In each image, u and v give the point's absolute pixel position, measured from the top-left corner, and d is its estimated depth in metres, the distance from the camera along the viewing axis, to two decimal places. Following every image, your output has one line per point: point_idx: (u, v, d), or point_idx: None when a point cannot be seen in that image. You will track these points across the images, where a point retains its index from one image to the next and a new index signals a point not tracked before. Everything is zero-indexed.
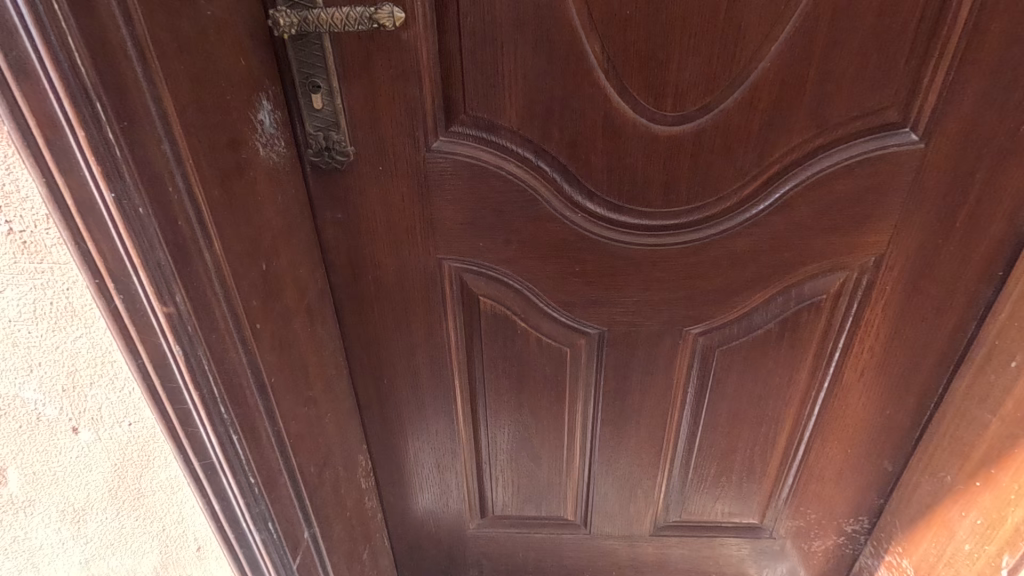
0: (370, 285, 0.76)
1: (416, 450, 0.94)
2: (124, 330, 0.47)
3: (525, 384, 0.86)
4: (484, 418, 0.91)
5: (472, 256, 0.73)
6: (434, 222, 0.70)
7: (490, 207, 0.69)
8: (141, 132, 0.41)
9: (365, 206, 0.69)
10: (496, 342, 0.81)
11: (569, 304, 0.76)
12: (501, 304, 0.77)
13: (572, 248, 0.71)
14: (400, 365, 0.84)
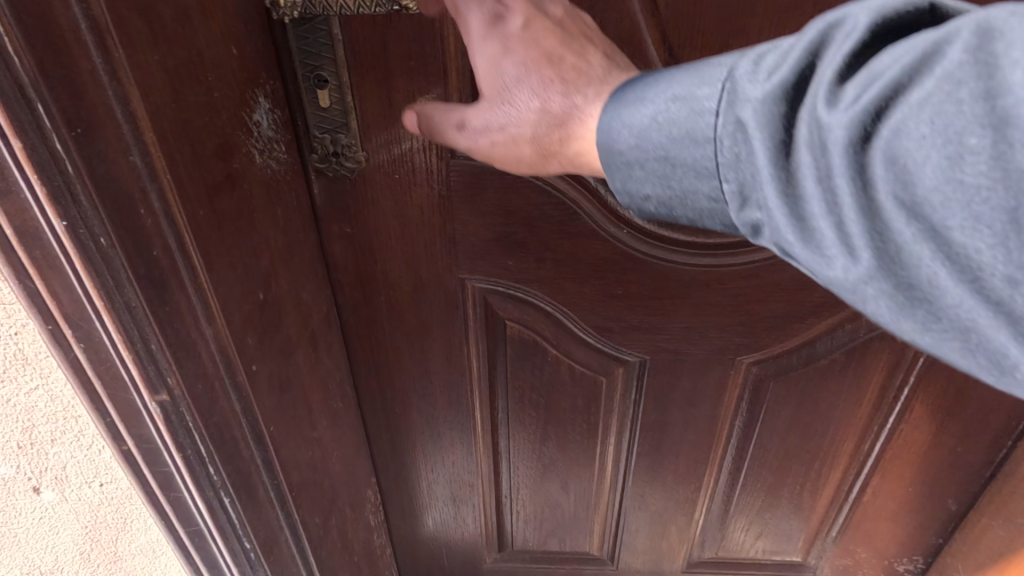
0: (382, 308, 0.67)
1: (429, 483, 0.86)
2: (88, 384, 0.38)
3: (554, 414, 0.77)
4: (506, 450, 0.82)
5: (499, 276, 0.64)
6: (457, 238, 0.61)
7: (522, 221, 0.60)
8: (102, 142, 0.32)
9: (378, 218, 0.60)
10: (523, 370, 0.73)
11: (609, 329, 0.68)
12: (530, 330, 0.69)
13: (615, 268, 0.63)
14: (415, 393, 0.75)
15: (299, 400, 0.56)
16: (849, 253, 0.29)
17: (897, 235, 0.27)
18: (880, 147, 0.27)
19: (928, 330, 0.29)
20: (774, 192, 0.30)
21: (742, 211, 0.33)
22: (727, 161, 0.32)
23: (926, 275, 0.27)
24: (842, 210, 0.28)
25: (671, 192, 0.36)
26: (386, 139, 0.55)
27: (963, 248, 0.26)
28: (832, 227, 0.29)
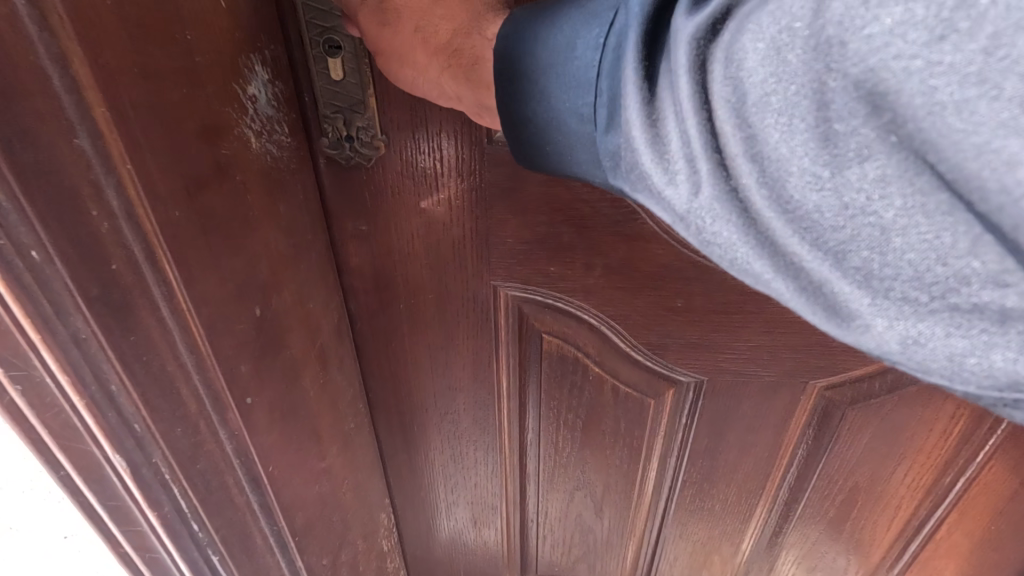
0: (401, 316, 0.59)
1: (448, 503, 0.78)
2: (30, 433, 0.30)
3: (592, 437, 0.69)
4: (535, 473, 0.74)
5: (539, 284, 0.55)
6: (490, 239, 0.53)
7: (569, 220, 0.51)
8: (30, 120, 0.23)
9: (401, 215, 0.52)
10: (560, 390, 0.64)
11: (661, 347, 0.59)
12: (570, 345, 0.60)
13: (675, 279, 0.54)
14: (435, 412, 0.67)
15: (307, 429, 0.48)
16: (686, 175, 0.29)
17: (729, 153, 0.27)
18: (719, 59, 0.27)
19: (747, 250, 0.29)
20: (633, 116, 0.31)
21: (603, 139, 0.33)
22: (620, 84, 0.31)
23: (752, 197, 0.27)
24: (682, 126, 0.29)
25: (563, 117, 0.35)
26: (410, 121, 0.46)
27: (783, 167, 0.26)
28: (676, 143, 0.29)
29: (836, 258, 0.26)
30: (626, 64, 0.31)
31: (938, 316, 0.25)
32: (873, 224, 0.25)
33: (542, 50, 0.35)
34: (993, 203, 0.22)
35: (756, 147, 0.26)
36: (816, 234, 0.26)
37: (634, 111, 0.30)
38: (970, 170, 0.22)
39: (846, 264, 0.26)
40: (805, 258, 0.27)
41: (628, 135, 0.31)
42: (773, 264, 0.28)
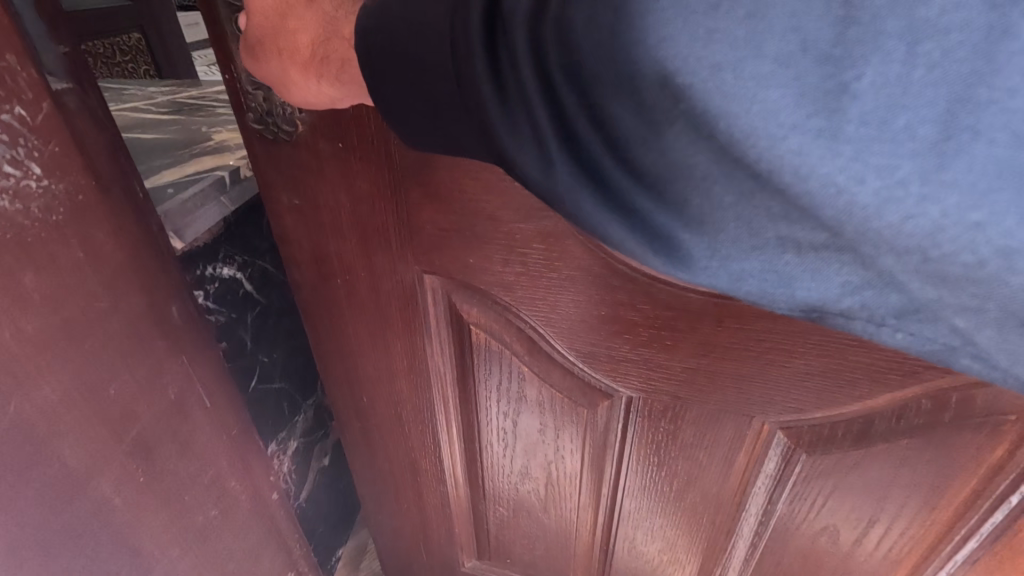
0: (339, 290, 0.76)
1: (412, 458, 0.94)
2: None
3: (527, 428, 0.81)
4: (481, 452, 0.88)
5: (448, 271, 0.68)
6: (412, 226, 0.65)
7: (485, 219, 0.61)
8: None
9: (326, 192, 0.66)
10: (486, 380, 0.78)
11: (591, 355, 0.69)
12: (494, 339, 0.73)
13: (607, 288, 0.61)
14: (382, 387, 0.86)
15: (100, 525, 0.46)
16: (535, 147, 0.31)
17: (566, 119, 0.30)
18: (547, 28, 0.28)
19: (596, 211, 0.31)
20: (483, 91, 0.32)
21: (466, 110, 0.35)
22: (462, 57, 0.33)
23: (596, 162, 0.30)
24: (521, 95, 0.30)
25: (430, 104, 0.37)
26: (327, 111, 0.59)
27: (613, 128, 0.28)
28: (518, 112, 0.31)
29: (673, 211, 0.29)
30: (472, 38, 0.32)
31: (759, 253, 0.29)
32: (684, 185, 0.28)
33: (394, 38, 0.37)
34: (770, 147, 0.24)
35: (591, 120, 0.29)
36: (651, 190, 0.29)
37: (485, 85, 0.32)
38: (745, 122, 0.24)
39: (676, 222, 0.30)
40: (649, 214, 0.30)
41: (484, 112, 0.33)
42: (619, 229, 0.31)
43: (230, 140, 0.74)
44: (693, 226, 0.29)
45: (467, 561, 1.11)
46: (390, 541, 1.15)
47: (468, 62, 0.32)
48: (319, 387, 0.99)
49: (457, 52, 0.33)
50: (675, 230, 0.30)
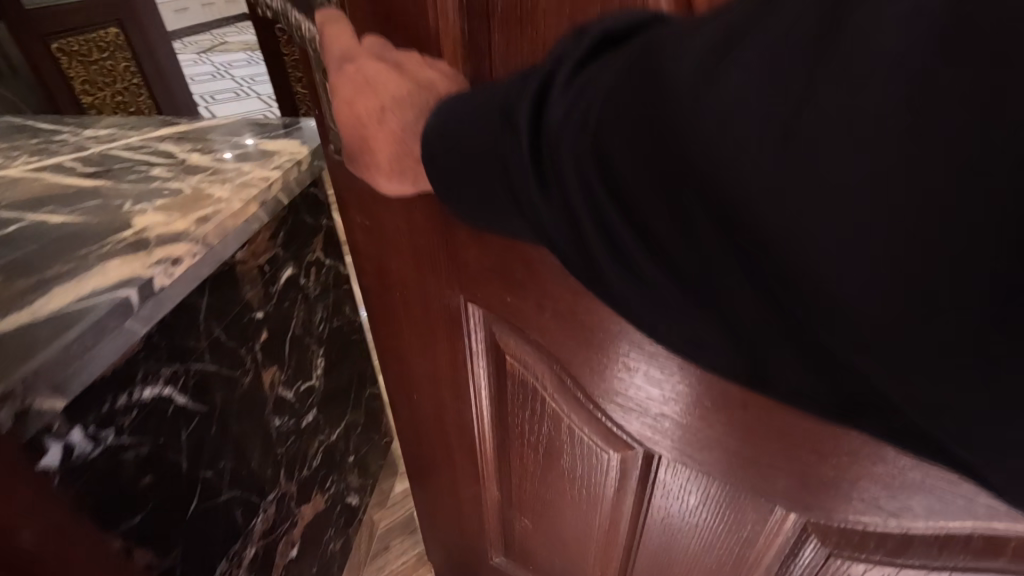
0: (396, 298, 0.74)
1: (444, 461, 0.92)
2: None
3: (555, 457, 0.75)
4: (510, 470, 0.84)
5: (490, 305, 0.64)
6: (456, 252, 0.62)
7: (518, 258, 0.56)
8: None
9: (382, 208, 0.65)
10: (521, 411, 0.73)
11: (612, 411, 0.61)
12: (528, 373, 0.68)
13: (634, 347, 0.53)
14: (427, 391, 0.84)
15: None
16: (596, 280, 0.33)
17: (625, 274, 0.30)
18: (605, 192, 0.28)
19: (667, 333, 0.33)
20: (543, 219, 0.33)
21: (527, 221, 0.35)
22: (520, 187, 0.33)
23: (662, 307, 0.30)
24: (579, 237, 0.31)
25: (489, 203, 0.38)
26: None
27: (671, 292, 0.29)
28: (578, 251, 0.32)
29: (739, 354, 0.30)
30: (532, 172, 0.32)
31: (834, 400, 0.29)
32: (728, 305, 0.27)
33: (450, 134, 0.38)
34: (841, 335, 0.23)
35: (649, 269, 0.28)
36: (716, 338, 0.30)
37: (545, 215, 0.32)
38: (813, 309, 0.23)
39: (723, 336, 0.29)
40: (714, 351, 0.31)
41: (547, 234, 0.33)
42: (682, 329, 0.31)
43: (149, 229, 0.61)
44: (740, 343, 0.28)
45: (495, 557, 1.04)
46: (431, 525, 1.11)
47: (519, 174, 0.33)
48: (281, 478, 0.89)
49: (517, 177, 0.33)
50: (725, 340, 0.29)
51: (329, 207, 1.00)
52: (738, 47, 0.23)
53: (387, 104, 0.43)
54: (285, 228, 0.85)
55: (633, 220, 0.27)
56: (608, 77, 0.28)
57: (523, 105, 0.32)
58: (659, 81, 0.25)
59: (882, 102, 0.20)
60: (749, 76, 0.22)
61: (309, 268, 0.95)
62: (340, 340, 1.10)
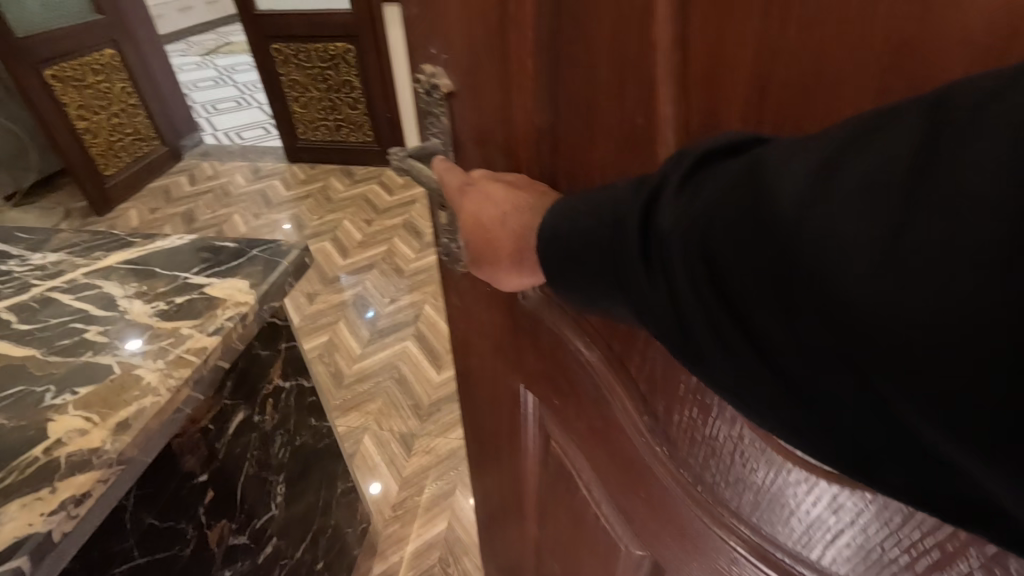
0: (475, 376, 0.88)
1: (509, 513, 1.03)
2: None
3: (581, 525, 0.87)
4: (546, 529, 0.96)
5: (545, 400, 0.78)
6: (522, 355, 0.76)
7: (568, 369, 0.70)
8: None
9: (470, 312, 0.80)
10: (560, 485, 0.86)
11: (631, 503, 0.72)
12: (569, 453, 0.81)
13: (650, 461, 0.65)
14: (492, 451, 0.97)
15: None
16: (697, 351, 0.36)
17: (727, 343, 0.34)
18: (714, 266, 0.34)
19: (758, 413, 0.35)
20: (649, 297, 0.38)
21: (635, 309, 0.40)
22: (633, 278, 0.39)
23: (758, 384, 0.33)
24: (684, 310, 0.35)
25: (593, 294, 0.44)
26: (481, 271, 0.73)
27: (773, 360, 0.32)
28: (683, 324, 0.36)
29: (829, 436, 0.32)
30: (646, 250, 0.38)
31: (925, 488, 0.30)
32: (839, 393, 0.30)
33: (558, 250, 0.45)
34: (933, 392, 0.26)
35: (749, 340, 0.33)
36: (809, 416, 0.32)
37: (653, 291, 0.37)
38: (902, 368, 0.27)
39: (829, 426, 0.32)
40: (806, 434, 0.33)
41: (652, 312, 0.38)
42: (787, 418, 0.34)
43: (61, 444, 0.57)
44: (843, 435, 0.32)
45: None
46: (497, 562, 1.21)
47: (630, 258, 0.39)
48: None
49: (626, 267, 0.39)
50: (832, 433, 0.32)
51: (288, 330, 0.96)
52: (846, 176, 0.29)
53: (505, 210, 0.54)
54: (234, 376, 0.82)
55: (748, 312, 0.32)
56: (717, 190, 0.34)
57: (637, 214, 0.39)
58: (776, 198, 0.31)
59: (970, 235, 0.25)
60: (851, 206, 0.28)
61: (266, 402, 0.91)
62: (306, 454, 1.06)
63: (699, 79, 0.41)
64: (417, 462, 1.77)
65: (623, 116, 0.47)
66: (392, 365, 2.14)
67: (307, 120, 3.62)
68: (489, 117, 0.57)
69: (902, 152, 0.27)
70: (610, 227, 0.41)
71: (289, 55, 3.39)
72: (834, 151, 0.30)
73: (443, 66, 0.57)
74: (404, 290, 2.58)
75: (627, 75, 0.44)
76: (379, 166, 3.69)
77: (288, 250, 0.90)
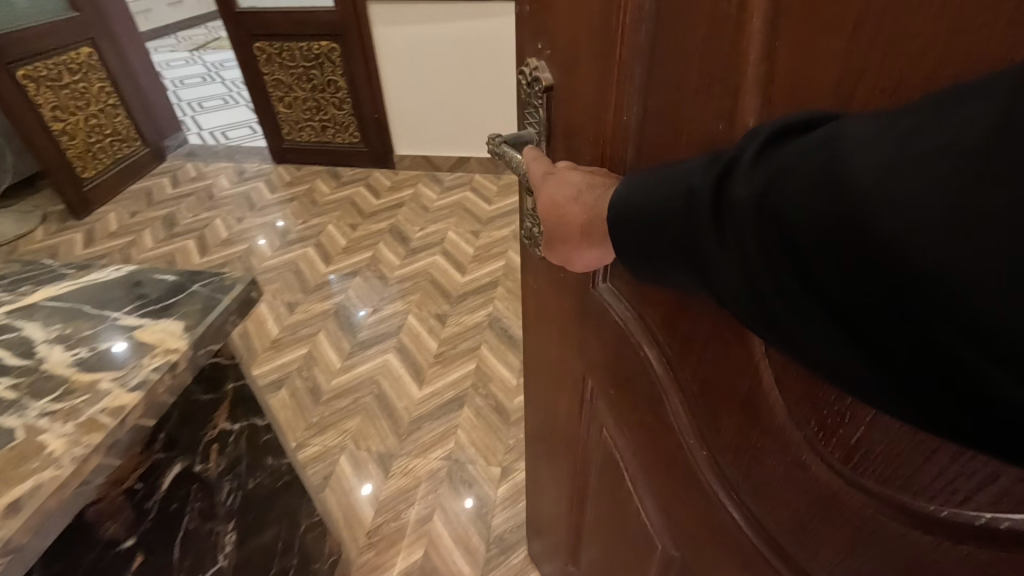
0: (540, 348, 0.93)
1: (554, 477, 1.08)
2: None
3: (621, 518, 0.87)
4: (588, 509, 0.99)
5: (600, 387, 0.78)
6: (584, 340, 0.77)
7: (624, 361, 0.69)
8: None
9: (546, 289, 0.83)
10: (606, 473, 0.87)
11: (672, 509, 0.71)
12: (616, 446, 0.80)
13: (691, 468, 0.63)
14: (548, 420, 1.01)
15: None
16: (762, 311, 0.36)
17: (791, 300, 0.34)
18: (777, 224, 0.33)
19: (823, 374, 0.35)
20: (713, 261, 0.38)
21: (700, 278, 0.40)
22: (702, 248, 0.39)
23: (822, 340, 0.33)
24: (748, 269, 0.35)
25: (660, 271, 0.44)
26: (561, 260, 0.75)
27: (838, 313, 0.31)
28: (745, 281, 0.36)
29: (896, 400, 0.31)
30: (713, 212, 0.37)
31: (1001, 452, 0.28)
32: (900, 357, 0.29)
33: (625, 231, 0.45)
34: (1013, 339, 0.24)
35: (816, 297, 0.32)
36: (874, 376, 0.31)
37: (718, 254, 0.37)
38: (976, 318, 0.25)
39: (897, 384, 0.30)
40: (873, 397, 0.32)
41: (716, 275, 0.38)
42: (857, 377, 0.32)
43: None
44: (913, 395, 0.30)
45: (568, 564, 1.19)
46: (535, 513, 1.27)
47: (696, 228, 0.39)
48: None
49: (693, 235, 0.39)
50: (897, 396, 0.31)
51: (235, 368, 0.89)
52: (929, 130, 0.27)
53: (580, 189, 0.55)
54: (168, 426, 0.75)
55: (814, 276, 0.32)
56: (790, 154, 0.34)
57: (707, 185, 0.38)
58: (849, 161, 0.30)
59: None
60: (932, 156, 0.27)
61: (209, 448, 0.85)
62: (261, 495, 0.99)
63: (786, 77, 0.39)
64: (395, 485, 1.71)
65: (706, 115, 0.45)
66: (371, 381, 2.07)
67: (291, 121, 3.53)
68: (577, 112, 0.60)
69: (1001, 102, 0.25)
70: (685, 203, 0.40)
71: (273, 54, 3.30)
72: (920, 109, 0.29)
73: (547, 60, 0.62)
74: (389, 299, 2.50)
75: (714, 74, 0.43)
76: (366, 168, 3.59)
77: (234, 285, 0.83)
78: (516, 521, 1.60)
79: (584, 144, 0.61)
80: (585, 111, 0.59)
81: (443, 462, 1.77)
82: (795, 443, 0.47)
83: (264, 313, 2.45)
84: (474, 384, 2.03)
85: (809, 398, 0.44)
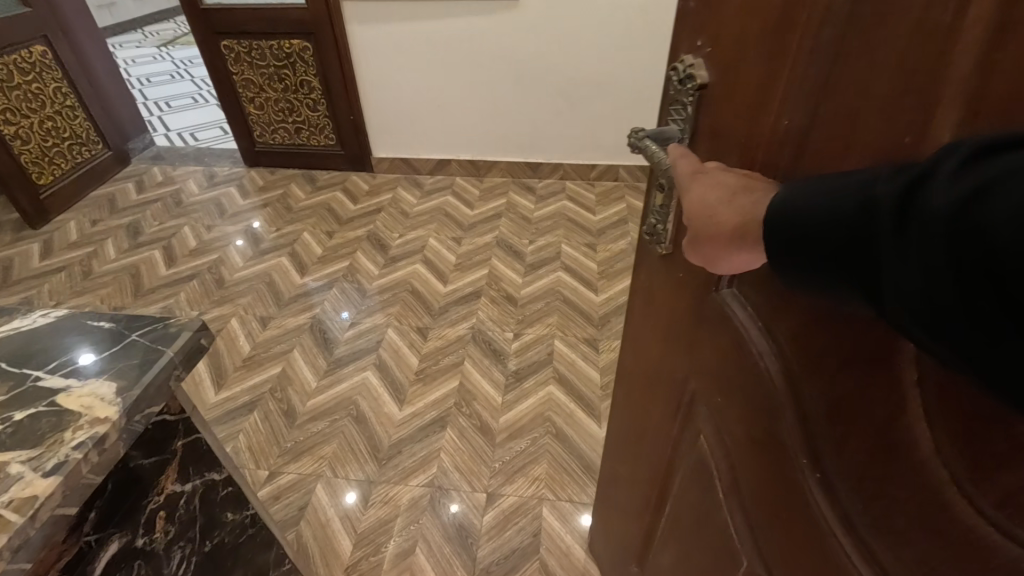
0: (639, 348, 0.88)
1: (630, 477, 1.03)
2: None
3: (699, 536, 0.80)
4: (664, 516, 0.93)
5: (703, 395, 0.71)
6: (694, 347, 0.71)
7: (734, 372, 0.63)
8: None
9: (658, 287, 0.77)
10: (690, 483, 0.81)
11: (764, 540, 0.63)
12: (710, 460, 0.73)
13: (797, 498, 0.55)
14: (635, 420, 0.96)
15: None
16: (939, 330, 0.33)
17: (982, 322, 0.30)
18: (976, 241, 0.30)
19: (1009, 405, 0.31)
20: (888, 274, 0.35)
21: (866, 289, 0.37)
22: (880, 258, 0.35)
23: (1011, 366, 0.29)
24: (928, 285, 0.32)
25: (817, 279, 0.41)
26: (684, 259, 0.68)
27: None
28: (924, 298, 0.33)
29: None
30: (895, 222, 0.34)
31: None
32: None
33: (782, 232, 0.42)
34: None
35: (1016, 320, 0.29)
36: None
37: (893, 264, 0.34)
38: None
39: None
40: None
41: (887, 287, 0.35)
42: None
43: None
44: None
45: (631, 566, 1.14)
46: (602, 505, 1.24)
47: (873, 236, 0.36)
48: None
49: (867, 243, 0.36)
50: None
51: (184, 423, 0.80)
52: None
53: (736, 191, 0.49)
54: (101, 502, 0.68)
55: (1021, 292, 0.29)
56: (1002, 164, 0.30)
57: (893, 194, 0.35)
58: None
59: None
60: None
61: (155, 518, 0.76)
62: (221, 557, 0.88)
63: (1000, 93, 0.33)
64: (374, 516, 1.62)
65: (890, 126, 0.40)
66: (348, 402, 1.97)
67: (263, 122, 3.38)
68: (730, 111, 0.55)
69: None
70: (861, 211, 0.37)
71: (241, 53, 3.15)
72: None
73: (705, 59, 0.58)
74: (367, 311, 2.39)
75: (913, 84, 0.38)
76: (344, 172, 3.46)
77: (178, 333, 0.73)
78: (505, 552, 1.53)
79: (730, 145, 0.56)
80: (740, 110, 0.54)
81: (425, 489, 1.69)
82: (941, 484, 0.39)
83: (235, 331, 2.32)
84: (457, 402, 1.94)
85: (965, 439, 0.37)
